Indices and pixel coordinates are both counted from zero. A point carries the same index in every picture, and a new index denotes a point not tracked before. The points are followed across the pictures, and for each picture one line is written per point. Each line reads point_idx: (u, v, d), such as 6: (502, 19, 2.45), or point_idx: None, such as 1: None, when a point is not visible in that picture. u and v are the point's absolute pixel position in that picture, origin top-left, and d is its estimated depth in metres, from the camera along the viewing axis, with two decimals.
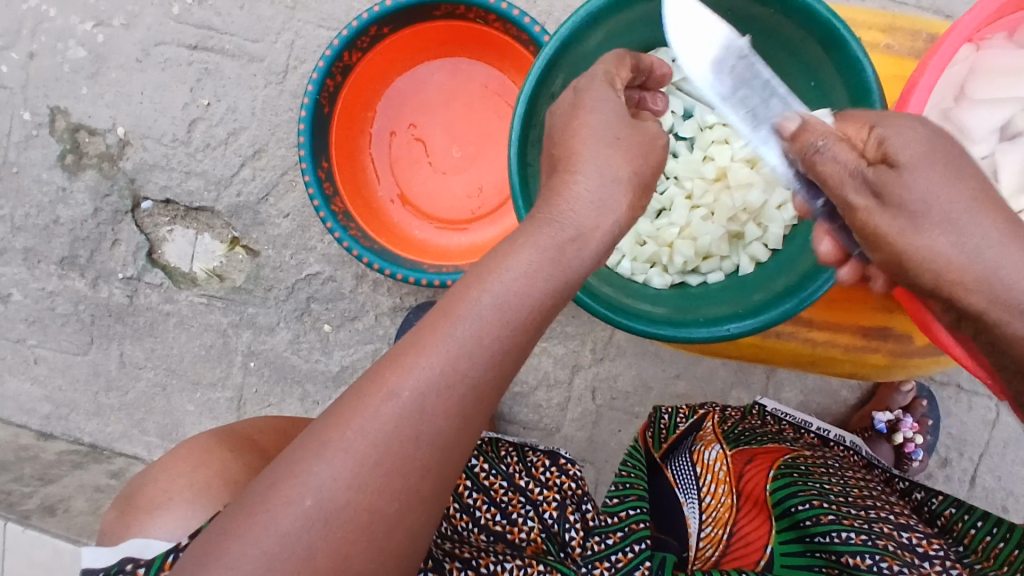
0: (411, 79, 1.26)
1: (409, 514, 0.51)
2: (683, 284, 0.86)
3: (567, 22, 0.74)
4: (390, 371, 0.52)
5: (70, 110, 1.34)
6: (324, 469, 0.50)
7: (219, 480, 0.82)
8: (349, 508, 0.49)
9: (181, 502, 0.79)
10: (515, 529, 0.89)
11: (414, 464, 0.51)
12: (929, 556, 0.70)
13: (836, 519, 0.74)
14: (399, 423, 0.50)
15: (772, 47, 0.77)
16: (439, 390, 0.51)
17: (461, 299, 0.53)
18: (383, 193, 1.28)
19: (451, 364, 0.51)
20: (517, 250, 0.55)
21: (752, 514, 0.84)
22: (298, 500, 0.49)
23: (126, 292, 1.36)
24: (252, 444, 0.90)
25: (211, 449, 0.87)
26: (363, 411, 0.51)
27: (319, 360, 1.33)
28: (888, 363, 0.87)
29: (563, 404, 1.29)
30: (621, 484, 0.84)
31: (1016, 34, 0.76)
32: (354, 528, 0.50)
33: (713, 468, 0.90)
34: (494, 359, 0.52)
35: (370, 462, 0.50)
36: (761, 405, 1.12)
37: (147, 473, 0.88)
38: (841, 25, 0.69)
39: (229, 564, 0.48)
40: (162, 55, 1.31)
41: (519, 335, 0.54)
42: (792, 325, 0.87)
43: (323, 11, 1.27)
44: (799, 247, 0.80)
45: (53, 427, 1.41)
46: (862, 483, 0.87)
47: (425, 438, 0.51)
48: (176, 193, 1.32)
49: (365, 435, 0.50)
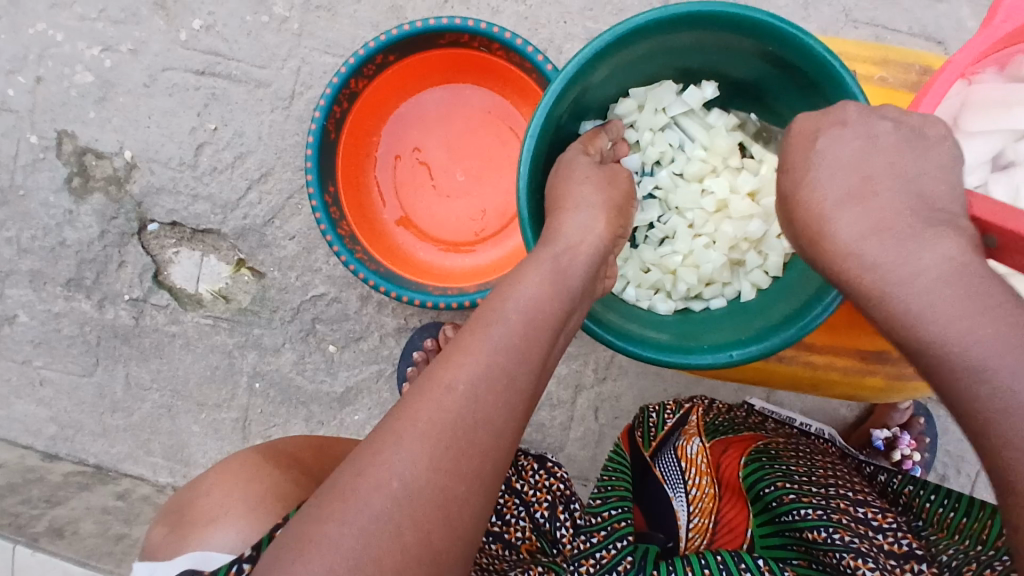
0: (415, 104, 1.28)
1: (477, 494, 0.54)
2: (687, 309, 0.88)
3: (573, 59, 0.74)
4: (443, 370, 0.57)
5: (78, 134, 1.36)
6: (404, 454, 0.53)
7: (272, 497, 0.83)
8: (429, 488, 0.52)
9: (237, 516, 0.80)
10: (510, 530, 0.93)
11: (478, 446, 0.54)
12: (884, 529, 0.72)
13: (796, 498, 0.77)
14: (461, 410, 0.55)
15: (770, 79, 0.81)
16: (491, 379, 0.56)
17: (492, 309, 0.61)
18: (387, 215, 1.30)
19: (496, 357, 0.57)
20: (530, 269, 0.65)
21: (732, 501, 0.88)
22: (385, 484, 0.52)
23: (132, 314, 1.37)
24: (294, 460, 0.93)
25: (260, 465, 0.89)
26: (427, 403, 0.55)
27: (324, 381, 1.35)
28: (885, 385, 0.89)
29: (566, 423, 1.31)
30: (604, 487, 0.87)
31: (1007, 68, 0.79)
32: (433, 507, 0.52)
33: (696, 460, 0.94)
34: (529, 352, 0.59)
35: (442, 445, 0.53)
36: (749, 406, 1.14)
37: (200, 482, 0.90)
38: (837, 63, 0.72)
39: (329, 548, 0.50)
40: (169, 81, 1.33)
41: (543, 331, 0.62)
42: (792, 349, 0.89)
43: (328, 38, 1.29)
44: (799, 273, 0.82)
45: (58, 448, 1.41)
46: (829, 465, 0.88)
47: (483, 423, 0.55)
48: (183, 216, 1.34)
49: (435, 421, 0.54)
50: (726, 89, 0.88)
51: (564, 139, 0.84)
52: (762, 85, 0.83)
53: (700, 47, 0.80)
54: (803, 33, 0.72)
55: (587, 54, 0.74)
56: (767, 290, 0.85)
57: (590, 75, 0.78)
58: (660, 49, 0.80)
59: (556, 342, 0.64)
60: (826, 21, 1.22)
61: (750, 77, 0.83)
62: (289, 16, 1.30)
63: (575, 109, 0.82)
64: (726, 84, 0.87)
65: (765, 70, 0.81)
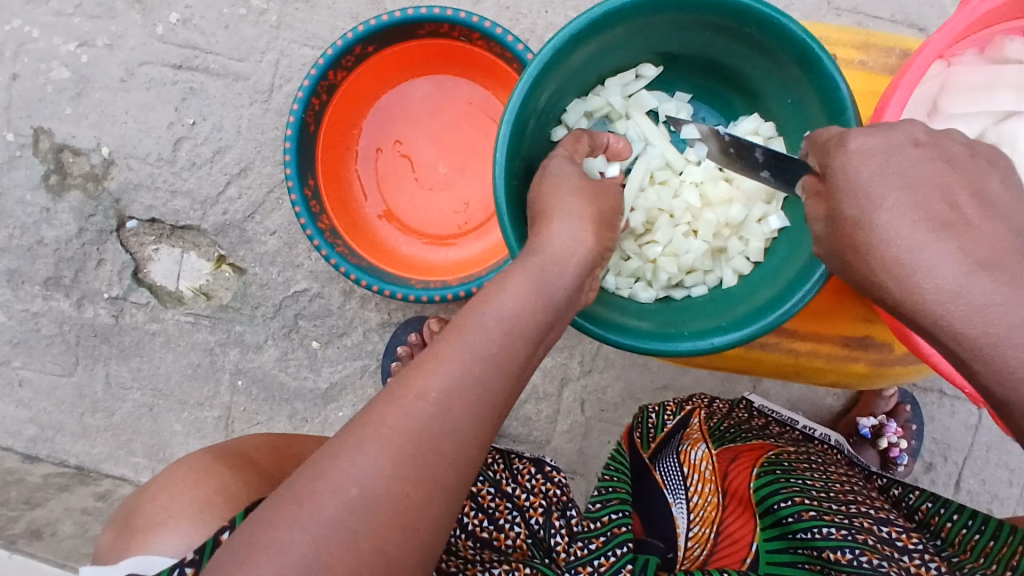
0: (396, 97, 1.27)
1: (437, 503, 0.52)
2: (668, 297, 0.87)
3: (549, 44, 0.74)
4: (415, 376, 0.56)
5: (54, 130, 1.34)
6: (365, 458, 0.51)
7: (221, 498, 0.82)
8: (390, 495, 0.51)
9: (182, 521, 0.80)
10: (502, 536, 0.90)
11: (442, 453, 0.53)
12: (909, 550, 0.72)
13: (817, 516, 0.76)
14: (429, 418, 0.53)
15: (750, 63, 0.80)
16: (462, 388, 0.55)
17: (467, 318, 0.60)
18: (369, 210, 1.28)
19: (468, 368, 0.56)
20: (509, 278, 0.64)
21: (738, 512, 0.86)
22: (344, 488, 0.50)
23: (111, 312, 1.35)
24: (252, 463, 0.90)
25: (210, 467, 0.86)
26: (395, 409, 0.54)
27: (308, 377, 1.33)
28: (869, 371, 0.89)
29: (552, 416, 1.29)
30: (604, 489, 0.90)
31: (987, 50, 0.79)
32: (393, 513, 0.50)
33: (700, 467, 0.92)
34: (503, 364, 0.58)
35: (406, 451, 0.52)
36: (749, 401, 1.15)
37: (147, 488, 0.88)
38: (816, 45, 0.71)
39: (280, 550, 0.48)
40: (146, 75, 1.31)
41: (522, 343, 0.60)
42: (775, 336, 0.89)
43: (308, 31, 1.28)
44: (781, 260, 0.82)
45: (39, 449, 1.39)
46: (844, 478, 0.88)
47: (450, 432, 0.54)
48: (162, 213, 1.32)
49: (402, 428, 0.53)
50: (707, 75, 0.87)
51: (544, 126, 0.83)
52: (742, 70, 0.82)
53: (678, 30, 0.79)
54: (780, 14, 0.71)
55: (562, 38, 0.73)
56: (749, 276, 0.85)
57: (569, 58, 0.78)
58: (638, 33, 0.80)
59: (533, 353, 0.62)
60: (809, 9, 1.21)
61: (730, 62, 0.82)
62: (268, 8, 1.28)
63: (554, 94, 0.81)
64: (706, 69, 0.86)
65: (744, 54, 0.80)
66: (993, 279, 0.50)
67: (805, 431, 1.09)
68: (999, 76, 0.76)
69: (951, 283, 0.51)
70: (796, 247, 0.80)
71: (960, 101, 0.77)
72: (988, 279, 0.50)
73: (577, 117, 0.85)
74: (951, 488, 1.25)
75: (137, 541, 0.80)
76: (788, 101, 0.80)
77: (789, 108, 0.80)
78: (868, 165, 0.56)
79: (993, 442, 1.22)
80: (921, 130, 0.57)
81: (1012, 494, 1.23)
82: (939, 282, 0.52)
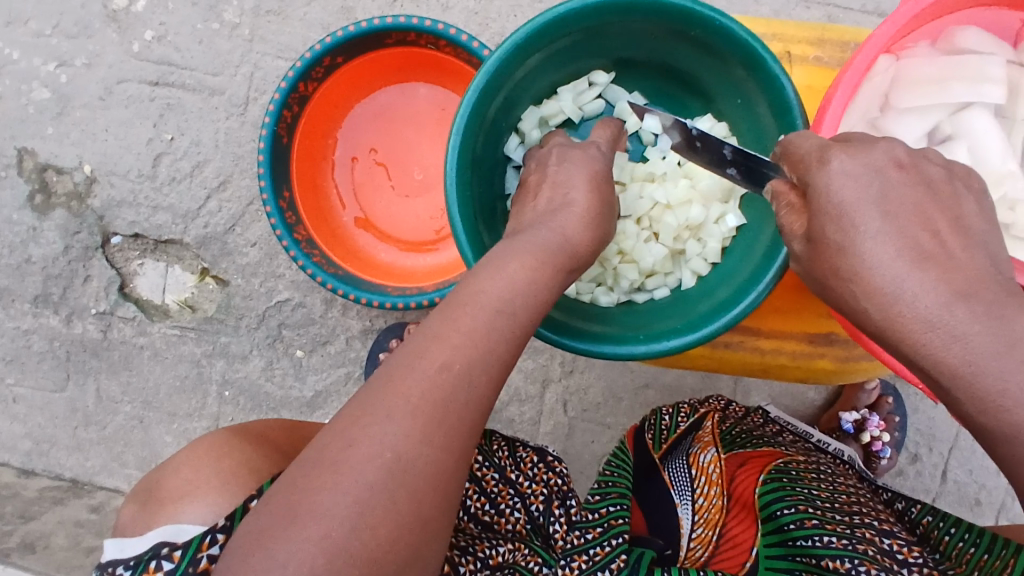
0: (370, 105, 1.28)
1: (462, 467, 0.55)
2: (629, 301, 0.87)
3: (493, 55, 0.75)
4: (437, 345, 0.55)
5: (37, 150, 1.36)
6: (397, 427, 0.52)
7: (246, 470, 0.81)
8: (421, 462, 0.52)
9: (208, 490, 0.78)
10: (503, 520, 0.91)
11: (464, 422, 0.54)
12: (908, 564, 0.73)
13: (819, 524, 0.77)
14: (454, 388, 0.54)
15: (700, 64, 0.81)
16: (483, 359, 0.56)
17: (484, 285, 0.59)
18: (346, 217, 1.30)
19: (488, 338, 0.57)
20: (523, 252, 0.62)
21: (740, 517, 0.88)
22: (378, 455, 0.51)
23: (99, 327, 1.37)
24: (267, 440, 0.91)
25: (232, 442, 0.86)
26: (420, 379, 0.54)
27: (293, 386, 1.34)
28: (835, 368, 0.89)
29: (536, 418, 1.30)
30: (604, 482, 0.88)
31: (939, 42, 0.78)
32: (426, 480, 0.52)
33: (707, 470, 0.94)
34: (521, 332, 0.59)
35: (435, 421, 0.53)
36: (764, 410, 1.15)
37: (168, 463, 0.86)
38: (759, 46, 0.71)
39: (321, 515, 0.49)
40: (125, 93, 1.33)
41: (539, 313, 0.61)
42: (739, 334, 0.89)
43: (280, 43, 1.29)
44: (736, 262, 0.83)
45: (34, 463, 1.42)
46: (851, 489, 0.88)
47: (473, 401, 0.55)
48: (145, 227, 1.34)
49: (429, 397, 0.53)
50: (661, 77, 0.88)
51: (495, 133, 0.84)
52: (694, 72, 0.83)
53: (626, 33, 0.80)
54: (724, 17, 0.72)
55: (506, 48, 0.75)
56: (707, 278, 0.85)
57: (516, 65, 0.79)
58: (585, 37, 0.81)
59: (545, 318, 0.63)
60: (777, 3, 1.20)
61: (683, 64, 0.83)
62: (240, 22, 1.30)
63: (505, 102, 0.82)
64: (659, 71, 0.87)
65: (694, 56, 0.80)
66: (972, 309, 0.50)
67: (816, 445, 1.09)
68: (952, 67, 0.75)
69: (928, 311, 0.51)
70: (754, 242, 0.81)
71: (913, 93, 0.76)
72: (906, 282, 0.52)
73: (533, 125, 0.87)
74: (937, 480, 1.24)
75: (165, 511, 0.78)
76: (738, 101, 0.80)
77: (740, 108, 0.81)
78: (849, 187, 0.55)
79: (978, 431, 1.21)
80: (889, 145, 0.57)
81: (999, 483, 1.22)
82: (910, 306, 0.51)
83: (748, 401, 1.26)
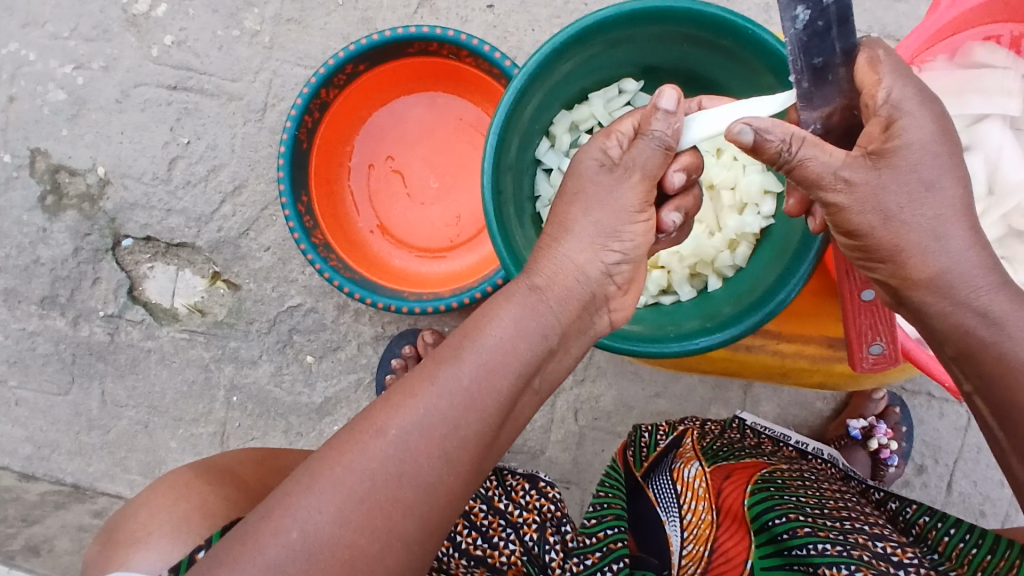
0: (389, 113, 1.29)
1: (393, 553, 0.53)
2: (657, 304, 0.92)
3: (534, 57, 0.80)
4: (382, 412, 0.57)
5: (50, 151, 1.36)
6: (313, 502, 0.53)
7: (200, 514, 0.78)
8: (333, 541, 0.52)
9: (161, 537, 0.76)
10: (497, 553, 0.88)
11: (400, 501, 0.54)
12: (905, 564, 0.69)
13: (812, 532, 0.72)
14: (387, 460, 0.54)
15: (729, 75, 0.87)
16: (424, 429, 0.56)
17: (454, 345, 0.60)
18: (363, 224, 1.31)
19: (435, 407, 0.57)
20: (498, 308, 0.63)
21: (731, 530, 0.80)
22: (285, 532, 0.52)
23: (107, 330, 1.36)
24: (233, 476, 0.86)
25: (191, 484, 0.82)
26: (355, 447, 0.55)
27: (302, 392, 1.33)
28: (853, 371, 0.93)
29: (546, 426, 1.30)
30: (599, 505, 0.89)
31: (956, 56, 0.82)
32: (336, 562, 0.52)
33: (693, 485, 0.88)
34: (479, 400, 0.58)
35: (356, 497, 0.53)
36: (740, 420, 1.11)
37: (132, 504, 0.84)
38: (790, 55, 0.76)
39: None
40: (142, 96, 1.34)
41: (504, 380, 0.59)
42: (760, 338, 0.94)
43: (300, 51, 1.30)
44: (757, 270, 0.86)
45: (35, 468, 1.40)
46: (838, 494, 0.84)
47: (410, 477, 0.54)
48: (157, 231, 1.34)
49: (354, 469, 0.54)
50: (686, 85, 0.93)
51: (528, 135, 0.90)
52: (718, 78, 0.88)
53: (659, 40, 0.86)
54: (755, 26, 0.77)
55: (546, 52, 0.80)
56: (731, 279, 0.89)
57: (549, 70, 0.83)
58: (613, 43, 0.86)
59: (522, 391, 0.61)
60: None
61: (708, 70, 0.88)
62: (261, 30, 1.31)
63: (537, 106, 0.88)
64: (686, 80, 0.92)
65: (721, 63, 0.85)
66: None
67: (798, 447, 1.06)
68: (968, 82, 0.81)
69: None
70: (778, 248, 0.84)
71: None
72: None
73: (565, 129, 0.94)
74: (942, 491, 1.25)
75: (119, 557, 0.76)
76: None
77: None
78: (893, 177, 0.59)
79: (983, 443, 1.23)
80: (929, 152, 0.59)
81: (1004, 495, 1.24)
82: None
83: (757, 411, 1.27)
